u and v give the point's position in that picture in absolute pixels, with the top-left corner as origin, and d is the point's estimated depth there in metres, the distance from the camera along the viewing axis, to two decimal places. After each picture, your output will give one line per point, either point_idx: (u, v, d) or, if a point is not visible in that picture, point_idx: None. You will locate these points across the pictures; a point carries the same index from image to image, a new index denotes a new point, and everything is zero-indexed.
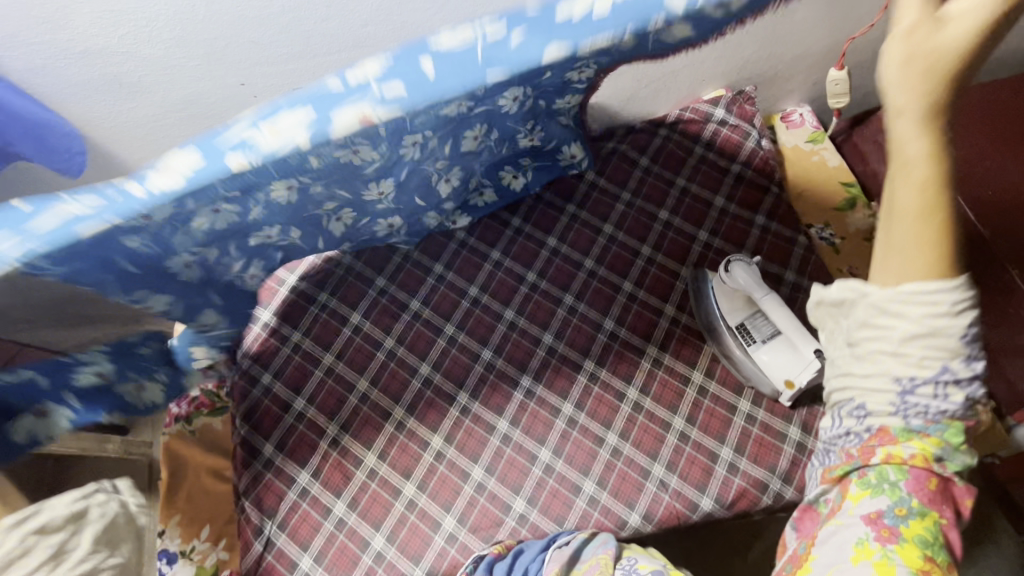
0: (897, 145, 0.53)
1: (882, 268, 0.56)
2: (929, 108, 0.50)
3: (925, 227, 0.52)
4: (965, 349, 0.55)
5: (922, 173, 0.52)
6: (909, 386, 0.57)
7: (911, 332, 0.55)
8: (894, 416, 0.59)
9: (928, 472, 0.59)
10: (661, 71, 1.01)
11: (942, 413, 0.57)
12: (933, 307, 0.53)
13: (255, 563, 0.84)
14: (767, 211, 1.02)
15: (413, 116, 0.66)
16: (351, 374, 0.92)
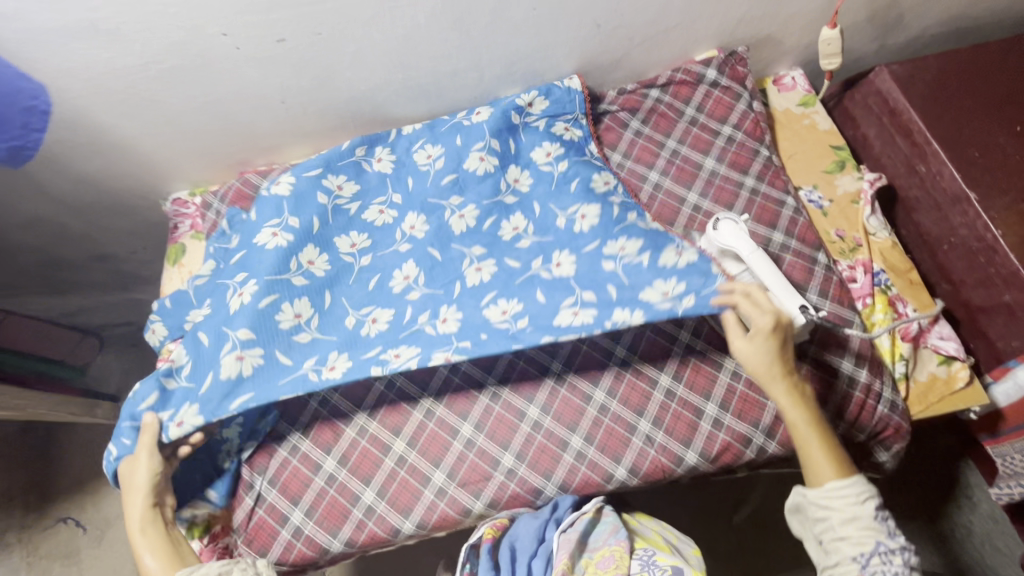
0: (744, 359, 0.78)
1: (812, 470, 0.74)
2: (786, 401, 0.76)
3: (823, 448, 0.74)
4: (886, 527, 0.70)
5: (790, 397, 0.76)
6: (864, 561, 0.69)
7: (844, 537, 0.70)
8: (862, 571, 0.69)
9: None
10: (652, 30, 1.00)
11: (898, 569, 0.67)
12: (845, 499, 0.71)
13: (247, 517, 0.85)
14: (757, 173, 1.02)
15: (467, 325, 0.86)
16: None
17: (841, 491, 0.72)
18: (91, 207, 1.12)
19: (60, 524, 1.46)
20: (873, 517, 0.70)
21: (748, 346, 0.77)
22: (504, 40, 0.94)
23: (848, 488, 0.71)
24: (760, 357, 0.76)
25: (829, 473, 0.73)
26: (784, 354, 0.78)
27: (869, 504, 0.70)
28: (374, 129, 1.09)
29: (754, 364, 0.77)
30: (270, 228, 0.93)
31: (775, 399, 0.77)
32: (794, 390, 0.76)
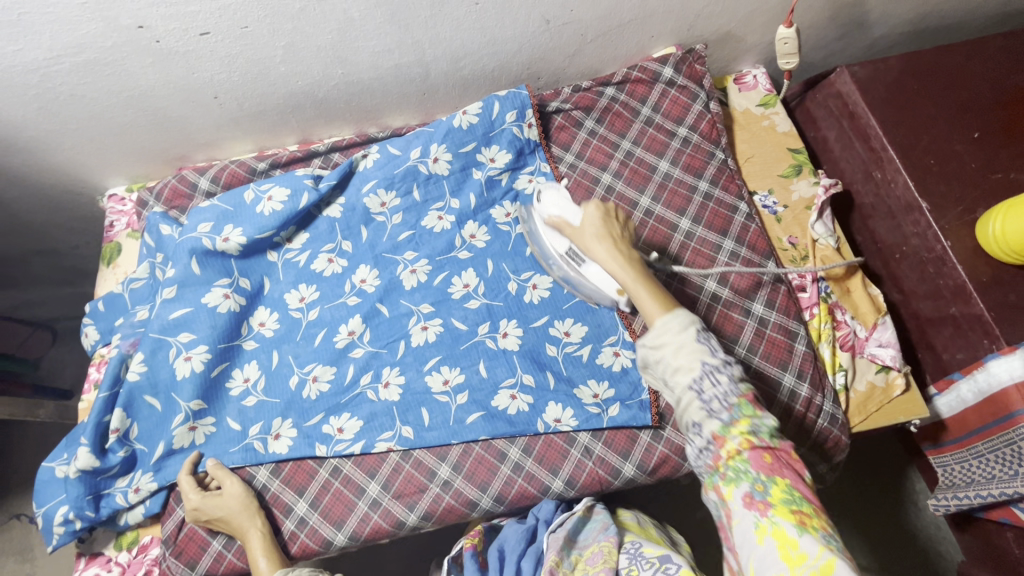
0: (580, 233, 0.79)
1: (645, 311, 0.72)
2: (606, 249, 0.76)
3: (649, 285, 0.73)
4: (710, 348, 0.68)
5: (612, 240, 0.77)
6: (699, 389, 0.66)
7: (673, 363, 0.68)
8: (712, 421, 0.65)
9: (759, 449, 0.63)
10: (606, 25, 0.96)
11: (727, 392, 0.66)
12: (669, 327, 0.69)
13: (177, 529, 0.82)
14: (711, 177, 0.99)
15: (414, 389, 0.89)
16: (278, 358, 0.91)
17: (668, 329, 0.69)
18: (24, 200, 1.08)
19: (13, 520, 1.44)
20: (695, 337, 0.68)
21: (590, 218, 0.79)
22: (446, 35, 0.90)
23: (672, 321, 0.69)
24: (594, 225, 0.78)
25: (658, 311, 0.71)
26: (614, 226, 0.78)
27: (690, 330, 0.68)
28: (318, 124, 1.04)
29: (589, 232, 0.78)
30: (221, 288, 0.90)
31: (598, 251, 0.77)
32: (622, 253, 0.75)
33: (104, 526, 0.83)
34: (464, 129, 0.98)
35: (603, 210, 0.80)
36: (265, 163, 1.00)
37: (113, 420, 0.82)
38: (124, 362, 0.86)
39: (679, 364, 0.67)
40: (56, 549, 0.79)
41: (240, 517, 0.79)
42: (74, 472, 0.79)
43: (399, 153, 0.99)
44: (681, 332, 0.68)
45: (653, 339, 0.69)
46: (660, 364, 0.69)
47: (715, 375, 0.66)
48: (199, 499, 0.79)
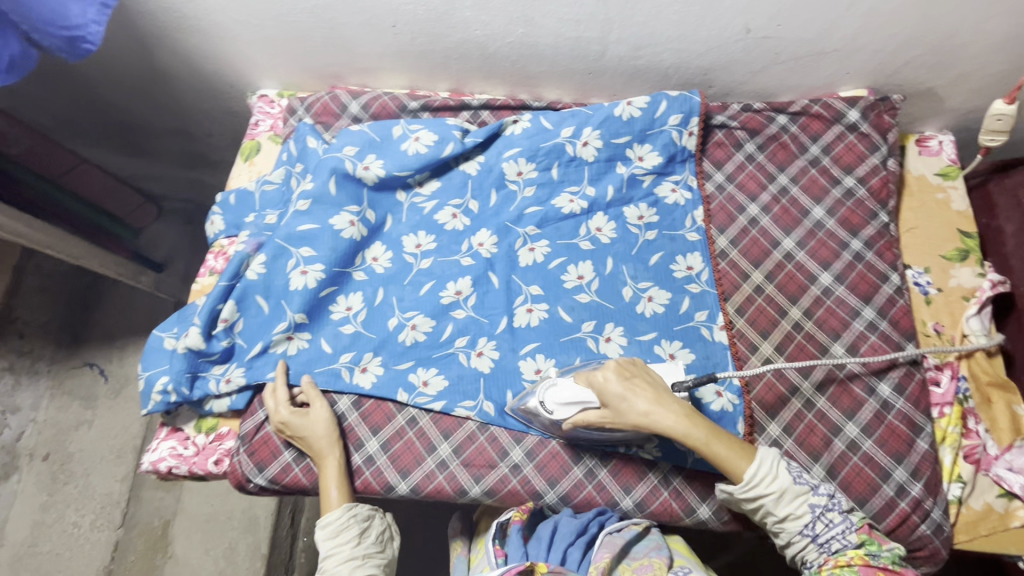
0: (632, 413, 0.70)
1: (726, 460, 0.71)
2: (657, 406, 0.71)
3: (716, 437, 0.71)
4: (803, 483, 0.71)
5: (659, 397, 0.71)
6: (813, 531, 0.69)
7: (781, 496, 0.70)
8: (822, 549, 0.69)
9: (872, 564, 0.67)
10: (807, 49, 0.89)
11: (844, 525, 0.69)
12: (768, 479, 0.70)
13: (255, 430, 0.84)
14: (867, 239, 0.92)
15: (504, 365, 0.87)
16: (381, 296, 0.91)
17: (759, 471, 0.70)
18: (182, 78, 1.11)
19: (84, 367, 1.54)
20: (793, 480, 0.70)
21: (631, 396, 0.71)
22: (640, 19, 0.85)
23: (760, 467, 0.71)
24: (639, 407, 0.70)
25: (742, 462, 0.71)
26: (645, 386, 0.72)
27: (785, 472, 0.71)
28: (475, 77, 1.02)
29: (628, 409, 0.70)
30: (349, 214, 0.91)
31: (656, 417, 0.70)
32: (675, 417, 0.70)
33: (192, 406, 0.86)
34: (622, 120, 0.94)
35: (618, 369, 0.72)
36: (417, 103, 0.99)
37: (225, 310, 0.85)
38: (245, 260, 0.88)
39: (790, 513, 0.70)
40: (150, 413, 0.83)
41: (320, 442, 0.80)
42: (182, 350, 0.83)
43: (550, 127, 0.96)
44: (775, 481, 0.70)
45: (749, 489, 0.70)
46: (767, 509, 0.71)
47: (827, 515, 0.70)
48: (293, 415, 0.81)
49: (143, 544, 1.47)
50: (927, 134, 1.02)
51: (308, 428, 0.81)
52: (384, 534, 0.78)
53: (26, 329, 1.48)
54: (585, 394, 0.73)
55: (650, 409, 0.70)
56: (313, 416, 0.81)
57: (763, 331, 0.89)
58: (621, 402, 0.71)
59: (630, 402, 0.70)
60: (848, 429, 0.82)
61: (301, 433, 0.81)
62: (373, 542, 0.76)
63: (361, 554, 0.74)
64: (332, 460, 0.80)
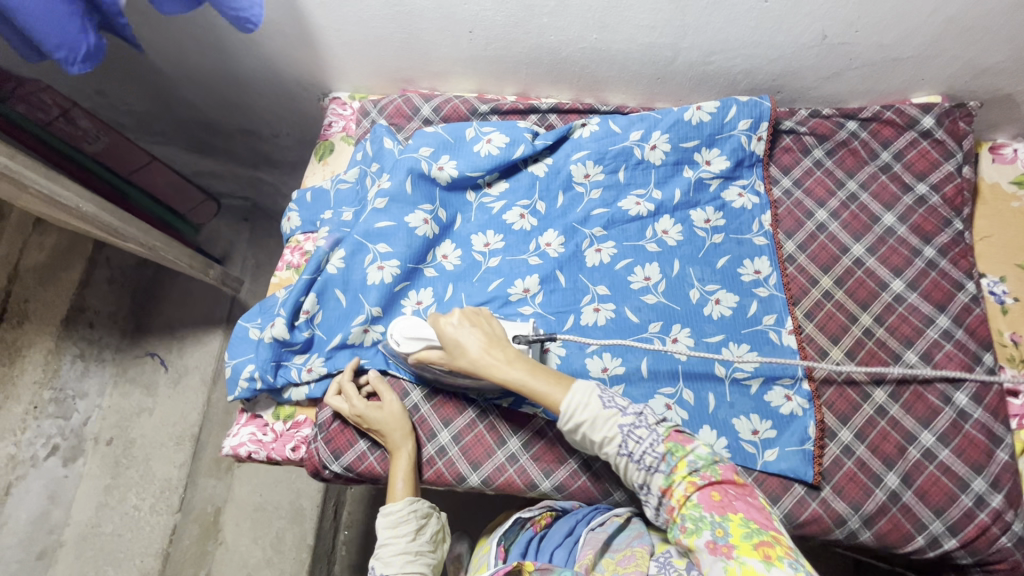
0: (455, 351, 0.75)
1: (545, 399, 0.70)
2: (478, 345, 0.74)
3: (537, 373, 0.72)
4: (609, 403, 0.69)
5: (490, 342, 0.75)
6: (636, 455, 0.67)
7: (594, 423, 0.68)
8: (656, 474, 0.67)
9: (706, 487, 0.64)
10: (883, 56, 0.89)
11: (658, 438, 0.67)
12: (583, 407, 0.68)
13: (331, 418, 0.87)
14: (940, 246, 0.91)
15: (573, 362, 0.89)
16: (452, 292, 0.94)
17: (573, 398, 0.69)
18: (259, 81, 1.17)
19: (145, 356, 1.62)
20: (603, 405, 0.68)
21: (463, 333, 0.76)
22: (716, 26, 0.86)
23: (576, 397, 0.69)
24: (464, 340, 0.75)
25: (558, 391, 0.70)
26: (481, 332, 0.76)
27: (595, 398, 0.69)
28: (543, 82, 1.05)
29: (460, 354, 0.75)
30: (423, 212, 0.94)
31: (476, 357, 0.74)
32: (499, 360, 0.73)
33: (273, 394, 0.90)
34: (691, 124, 0.95)
35: (466, 317, 0.78)
36: (487, 106, 1.02)
37: (307, 302, 0.89)
38: (324, 256, 0.92)
39: (602, 437, 0.68)
40: (236, 399, 0.86)
41: (394, 435, 0.82)
42: (267, 338, 0.87)
43: (618, 131, 0.98)
44: (588, 408, 0.68)
45: (568, 422, 0.69)
46: (588, 436, 0.69)
47: (636, 432, 0.68)
48: (371, 407, 0.83)
49: (198, 530, 1.53)
50: (1001, 142, 1.00)
51: (381, 421, 0.83)
52: (437, 537, 0.79)
53: (95, 318, 1.54)
54: (433, 338, 0.80)
55: (480, 350, 0.74)
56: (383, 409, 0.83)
57: (833, 336, 0.88)
58: (447, 339, 0.76)
59: (455, 340, 0.76)
60: (923, 437, 0.81)
61: (376, 427, 0.83)
62: (424, 541, 0.76)
63: (412, 550, 0.74)
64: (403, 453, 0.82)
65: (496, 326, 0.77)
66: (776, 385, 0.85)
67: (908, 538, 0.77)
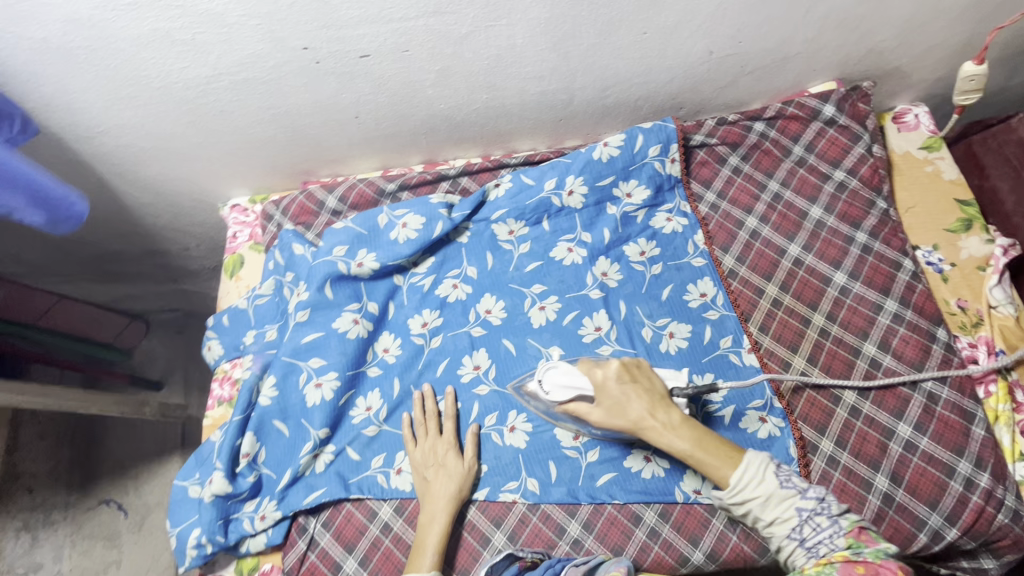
0: (612, 399, 0.72)
1: (707, 466, 0.68)
2: (636, 402, 0.71)
3: (716, 449, 0.68)
4: (785, 484, 0.65)
5: (655, 404, 0.71)
6: (802, 538, 0.63)
7: (764, 501, 0.65)
8: (807, 554, 0.62)
9: (852, 560, 0.58)
10: (771, 58, 0.88)
11: (824, 534, 0.62)
12: (761, 480, 0.65)
13: (299, 561, 0.80)
14: (871, 229, 0.91)
15: (540, 433, 0.85)
16: (400, 389, 0.88)
17: (744, 481, 0.65)
18: (150, 205, 1.08)
19: (101, 506, 1.45)
20: (779, 484, 0.65)
21: (614, 394, 0.72)
22: (603, 64, 0.84)
23: (748, 470, 0.66)
24: (629, 400, 0.72)
25: (727, 472, 0.67)
26: (644, 390, 0.72)
27: (770, 475, 0.66)
28: (446, 145, 1.01)
29: (626, 408, 0.71)
30: (350, 313, 0.88)
31: (652, 428, 0.70)
32: (660, 425, 0.70)
33: (229, 551, 0.82)
34: (603, 162, 0.93)
35: (623, 371, 0.74)
36: (394, 184, 0.98)
37: (245, 444, 0.82)
38: (255, 386, 0.85)
39: (769, 517, 0.65)
40: (187, 571, 0.78)
41: (438, 487, 0.79)
42: (207, 497, 0.79)
43: (532, 183, 0.94)
44: (761, 484, 0.65)
45: (734, 495, 0.66)
46: (755, 517, 0.66)
47: (815, 517, 0.63)
48: (423, 454, 0.82)
49: None
50: (902, 109, 1.01)
51: (429, 474, 0.81)
52: None
53: (35, 481, 1.39)
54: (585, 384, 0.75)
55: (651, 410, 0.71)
56: (440, 463, 0.81)
57: (791, 345, 0.87)
58: (614, 382, 0.73)
59: (624, 393, 0.72)
60: (901, 430, 0.80)
61: (425, 479, 0.80)
62: None
63: None
64: (439, 512, 0.77)
65: (654, 381, 0.74)
66: (747, 410, 0.83)
67: (912, 539, 0.75)
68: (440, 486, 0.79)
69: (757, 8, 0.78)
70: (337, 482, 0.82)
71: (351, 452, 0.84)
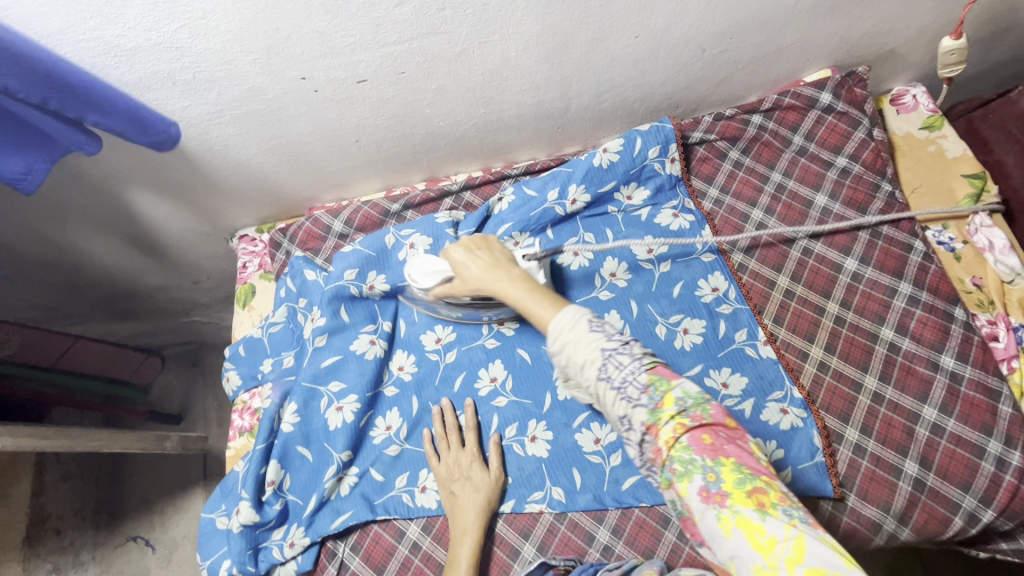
0: (462, 274, 0.77)
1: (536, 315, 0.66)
2: (470, 261, 0.76)
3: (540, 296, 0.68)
4: (598, 331, 0.61)
5: (494, 265, 0.74)
6: (614, 382, 0.59)
7: (582, 364, 0.60)
8: (637, 412, 0.57)
9: (695, 429, 0.55)
10: (763, 51, 0.89)
11: (642, 373, 0.58)
12: (576, 341, 0.61)
13: None
14: (877, 213, 0.91)
15: (562, 442, 0.84)
16: (419, 407, 0.88)
17: (562, 326, 0.62)
18: (161, 241, 1.10)
19: (129, 542, 1.47)
20: (589, 328, 0.61)
21: (462, 262, 0.76)
22: (596, 70, 0.85)
23: (564, 318, 0.63)
24: (467, 266, 0.76)
25: (549, 313, 0.65)
26: (486, 252, 0.76)
27: (583, 321, 0.62)
28: (446, 162, 1.01)
29: (468, 274, 0.76)
30: (366, 335, 0.89)
31: (480, 278, 0.74)
32: (503, 277, 0.72)
33: None
34: (604, 169, 0.94)
35: (469, 243, 0.78)
36: (398, 204, 0.98)
37: (269, 472, 0.82)
38: (275, 414, 0.85)
39: (581, 361, 0.60)
40: None
41: (466, 500, 0.79)
42: (234, 529, 0.79)
43: (535, 194, 0.95)
44: (573, 329, 0.61)
45: (555, 345, 0.62)
46: (570, 363, 0.62)
47: (619, 355, 0.59)
48: (444, 470, 0.82)
49: None
50: (899, 91, 1.01)
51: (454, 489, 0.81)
52: None
53: (61, 524, 1.36)
54: (445, 267, 0.80)
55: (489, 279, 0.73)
56: (462, 477, 0.81)
57: (807, 335, 0.86)
58: (460, 263, 0.77)
59: (467, 269, 0.76)
60: (926, 413, 0.79)
61: (449, 495, 0.80)
62: None
63: None
64: (469, 525, 0.77)
65: (494, 245, 0.78)
66: (768, 403, 0.82)
67: (946, 523, 0.75)
68: (466, 500, 0.79)
69: (745, 3, 0.78)
70: (362, 504, 0.82)
71: (374, 473, 0.84)
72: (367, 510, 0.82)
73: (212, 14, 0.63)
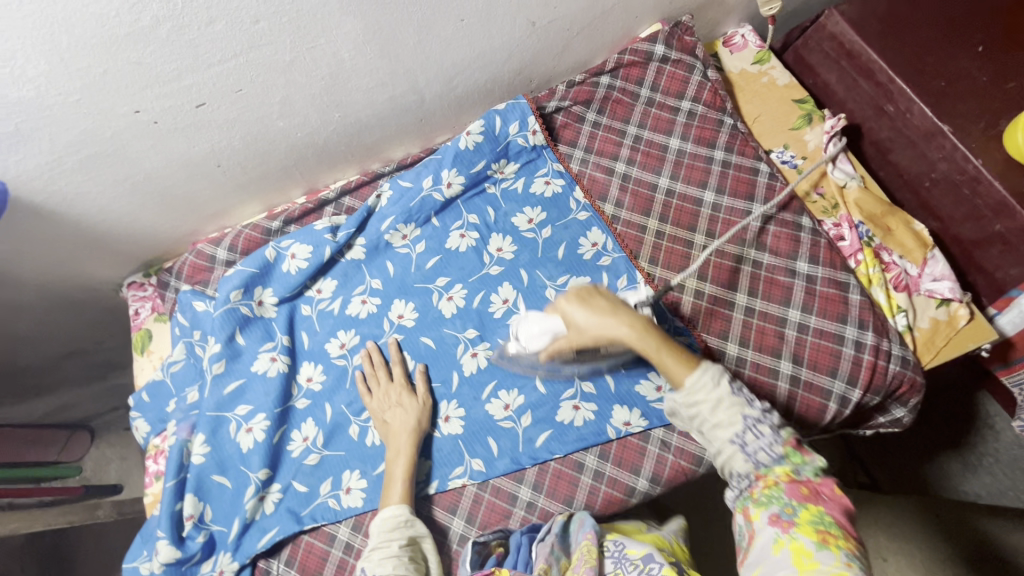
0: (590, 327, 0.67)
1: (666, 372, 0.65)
2: (591, 317, 0.66)
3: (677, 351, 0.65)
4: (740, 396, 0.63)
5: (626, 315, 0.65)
6: (742, 442, 0.61)
7: (725, 435, 0.62)
8: (749, 460, 0.61)
9: (797, 480, 0.58)
10: (591, 16, 0.94)
11: (769, 444, 0.60)
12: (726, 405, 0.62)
13: None
14: (725, 145, 0.98)
15: (473, 415, 0.87)
16: (330, 413, 0.89)
17: (698, 388, 0.63)
18: (44, 306, 1.06)
19: None
20: (730, 390, 0.63)
21: (584, 316, 0.67)
22: (437, 58, 0.88)
23: (702, 376, 0.63)
24: (586, 316, 0.67)
25: (682, 370, 0.64)
26: (603, 296, 0.68)
27: (724, 381, 0.63)
28: (321, 172, 1.03)
29: (587, 327, 0.67)
30: (266, 353, 0.90)
31: (618, 330, 0.65)
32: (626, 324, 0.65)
33: None
34: (472, 150, 0.97)
35: (576, 296, 0.68)
36: (278, 221, 0.99)
37: (186, 507, 0.82)
38: (185, 448, 0.85)
39: (718, 421, 0.62)
40: None
41: (398, 420, 0.84)
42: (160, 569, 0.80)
43: (410, 185, 0.97)
44: (716, 387, 0.63)
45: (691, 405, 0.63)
46: (700, 417, 0.63)
47: (759, 425, 0.61)
48: (379, 399, 0.86)
49: None
50: (729, 34, 1.10)
51: (387, 410, 0.85)
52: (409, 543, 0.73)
53: None
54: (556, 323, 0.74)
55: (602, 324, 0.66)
56: (397, 400, 0.86)
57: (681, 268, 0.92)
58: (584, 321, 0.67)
59: (604, 325, 0.66)
60: (791, 316, 0.86)
61: (382, 418, 0.85)
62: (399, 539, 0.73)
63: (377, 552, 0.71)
64: (402, 443, 0.82)
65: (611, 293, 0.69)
66: None
67: (823, 410, 0.82)
68: (400, 420, 0.84)
69: None
70: (286, 517, 0.83)
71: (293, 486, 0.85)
72: (292, 522, 0.83)
73: (15, 61, 0.63)
